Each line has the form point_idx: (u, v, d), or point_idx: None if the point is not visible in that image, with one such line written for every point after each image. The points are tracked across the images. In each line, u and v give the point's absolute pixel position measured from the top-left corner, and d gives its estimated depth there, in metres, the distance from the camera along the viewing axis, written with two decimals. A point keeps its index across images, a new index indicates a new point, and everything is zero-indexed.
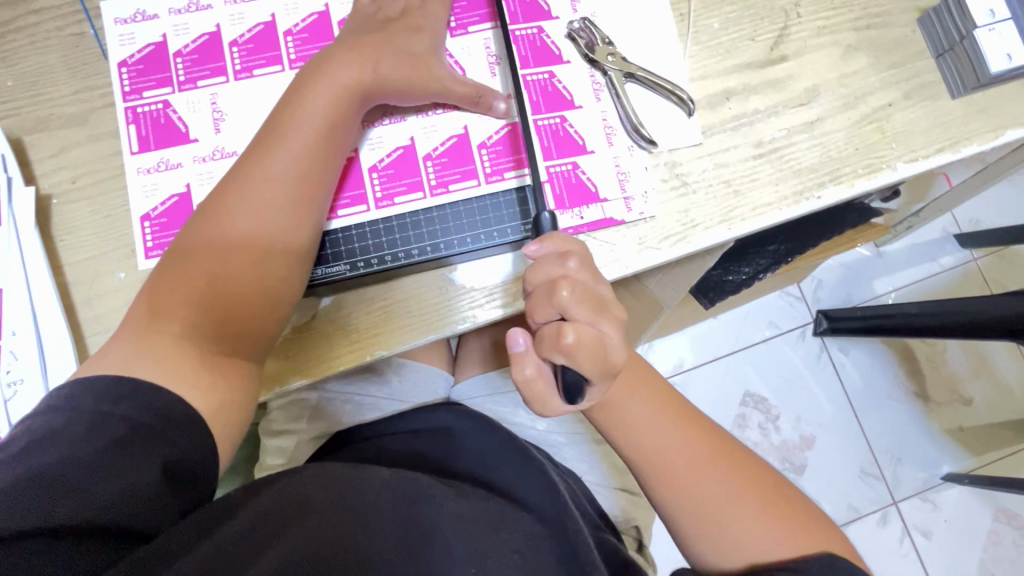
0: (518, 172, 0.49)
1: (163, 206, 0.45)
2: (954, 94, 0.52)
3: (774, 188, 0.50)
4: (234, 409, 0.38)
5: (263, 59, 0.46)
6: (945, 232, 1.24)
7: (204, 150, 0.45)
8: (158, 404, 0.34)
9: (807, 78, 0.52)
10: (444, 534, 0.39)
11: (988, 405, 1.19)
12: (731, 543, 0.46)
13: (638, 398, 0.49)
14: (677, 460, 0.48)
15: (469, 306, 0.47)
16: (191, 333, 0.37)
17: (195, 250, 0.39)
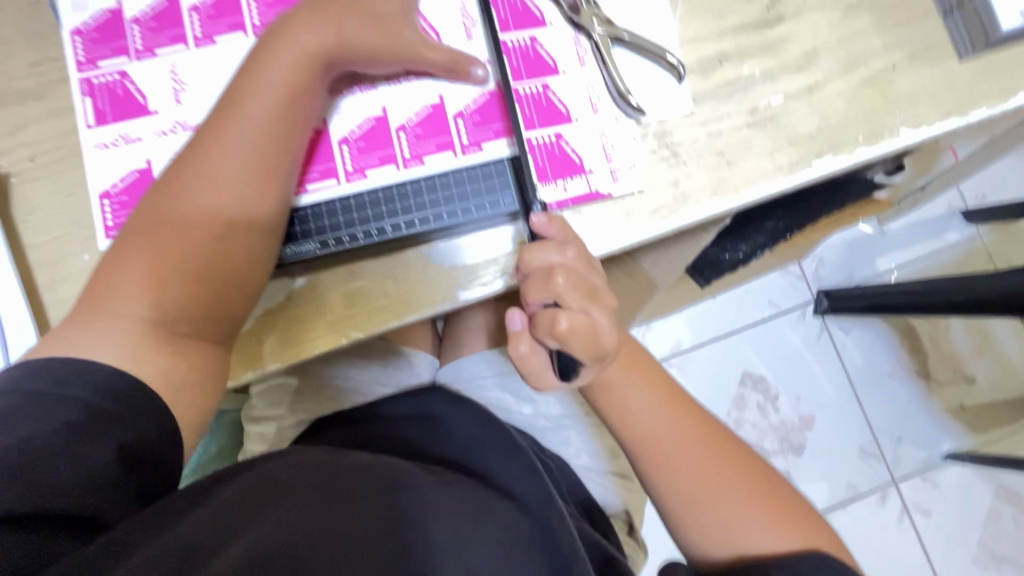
0: (497, 143, 0.46)
1: (123, 183, 0.43)
2: (961, 57, 0.49)
3: (769, 157, 0.48)
4: (199, 394, 0.37)
5: (224, 25, 0.44)
6: (950, 208, 1.21)
7: (164, 124, 0.44)
8: (114, 387, 0.33)
9: (806, 40, 0.49)
10: (422, 524, 0.37)
11: (991, 384, 1.17)
12: (723, 532, 0.44)
13: (633, 380, 0.48)
14: (672, 444, 0.46)
15: (449, 285, 0.45)
16: (151, 314, 0.36)
17: (151, 228, 0.37)
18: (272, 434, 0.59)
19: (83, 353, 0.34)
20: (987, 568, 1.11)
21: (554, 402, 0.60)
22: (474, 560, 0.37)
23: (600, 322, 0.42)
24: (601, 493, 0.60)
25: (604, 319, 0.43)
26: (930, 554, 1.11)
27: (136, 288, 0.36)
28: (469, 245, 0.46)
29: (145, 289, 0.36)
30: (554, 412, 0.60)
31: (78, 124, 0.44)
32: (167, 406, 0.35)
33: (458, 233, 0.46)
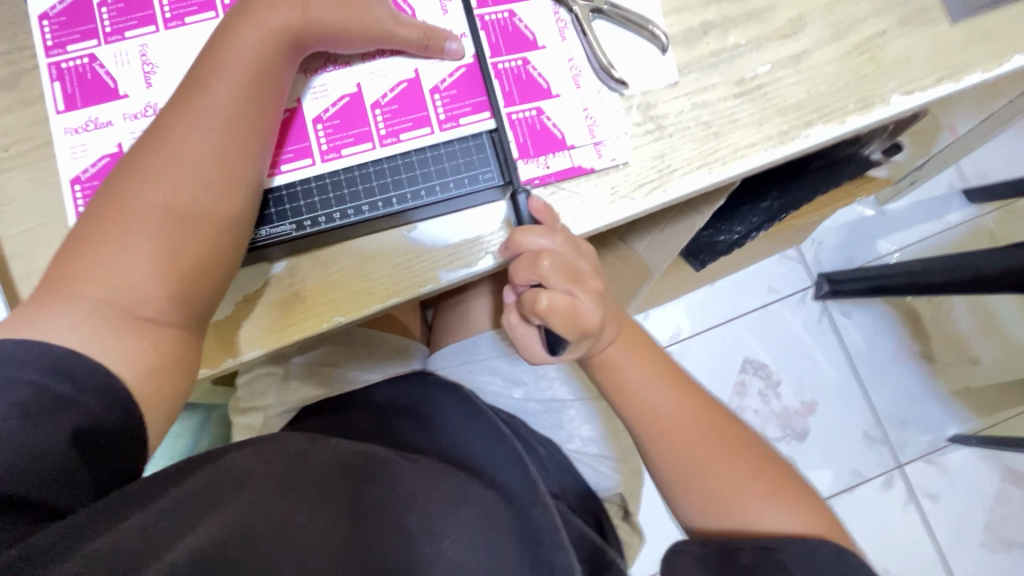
0: (476, 117, 0.46)
1: (93, 168, 0.43)
2: (954, 20, 0.48)
3: (757, 129, 0.47)
4: (167, 376, 0.36)
5: (194, 5, 0.44)
6: (951, 187, 1.19)
7: (135, 107, 0.43)
8: (73, 372, 0.32)
9: (793, 7, 0.48)
10: (396, 511, 0.38)
11: (997, 365, 1.15)
12: (725, 512, 0.43)
13: (635, 360, 0.47)
14: (674, 422, 0.45)
15: (431, 267, 0.45)
16: (116, 296, 0.35)
17: (114, 208, 0.36)
18: (257, 425, 0.59)
19: (40, 337, 0.33)
20: (998, 552, 1.09)
21: (545, 385, 0.59)
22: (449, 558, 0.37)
23: (583, 302, 0.42)
24: (595, 476, 0.59)
25: (587, 302, 0.42)
26: (938, 538, 1.10)
27: (101, 270, 0.35)
28: (452, 226, 0.45)
29: (112, 270, 0.35)
30: (545, 394, 0.59)
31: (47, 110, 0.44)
32: (129, 391, 0.34)
33: (441, 211, 0.45)
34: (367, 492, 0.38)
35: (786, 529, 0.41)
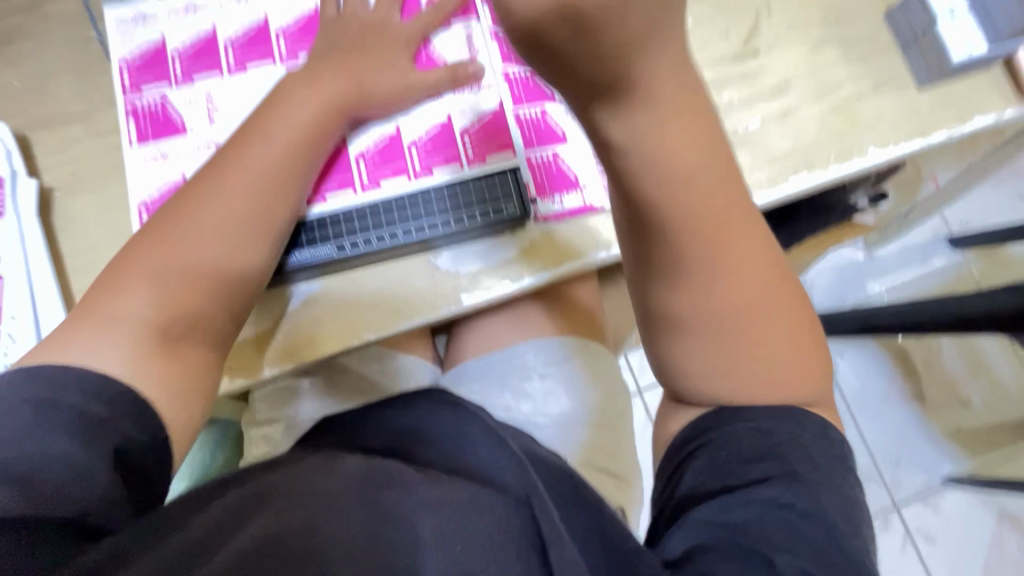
0: (503, 154, 0.51)
1: (160, 195, 0.48)
2: (921, 85, 0.54)
3: (747, 175, 0.52)
4: (195, 393, 0.40)
5: (254, 55, 0.50)
6: (935, 235, 1.26)
7: (201, 143, 0.49)
8: (114, 399, 0.36)
9: (779, 71, 0.55)
10: (409, 519, 0.34)
11: (987, 406, 1.19)
12: (736, 369, 0.37)
13: (679, 132, 0.32)
14: (711, 240, 0.35)
15: (454, 291, 0.50)
16: (149, 317, 0.39)
17: (158, 238, 0.41)
18: (274, 435, 0.63)
19: (81, 356, 0.36)
20: None
21: (553, 401, 0.61)
22: (460, 557, 0.33)
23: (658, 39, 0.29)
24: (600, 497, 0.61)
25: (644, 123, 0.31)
26: None
27: (138, 291, 0.40)
28: (474, 253, 0.51)
29: (149, 293, 0.40)
30: (553, 409, 0.61)
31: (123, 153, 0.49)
32: (159, 414, 0.38)
33: (462, 241, 0.50)
34: (382, 501, 0.35)
35: (790, 399, 0.38)
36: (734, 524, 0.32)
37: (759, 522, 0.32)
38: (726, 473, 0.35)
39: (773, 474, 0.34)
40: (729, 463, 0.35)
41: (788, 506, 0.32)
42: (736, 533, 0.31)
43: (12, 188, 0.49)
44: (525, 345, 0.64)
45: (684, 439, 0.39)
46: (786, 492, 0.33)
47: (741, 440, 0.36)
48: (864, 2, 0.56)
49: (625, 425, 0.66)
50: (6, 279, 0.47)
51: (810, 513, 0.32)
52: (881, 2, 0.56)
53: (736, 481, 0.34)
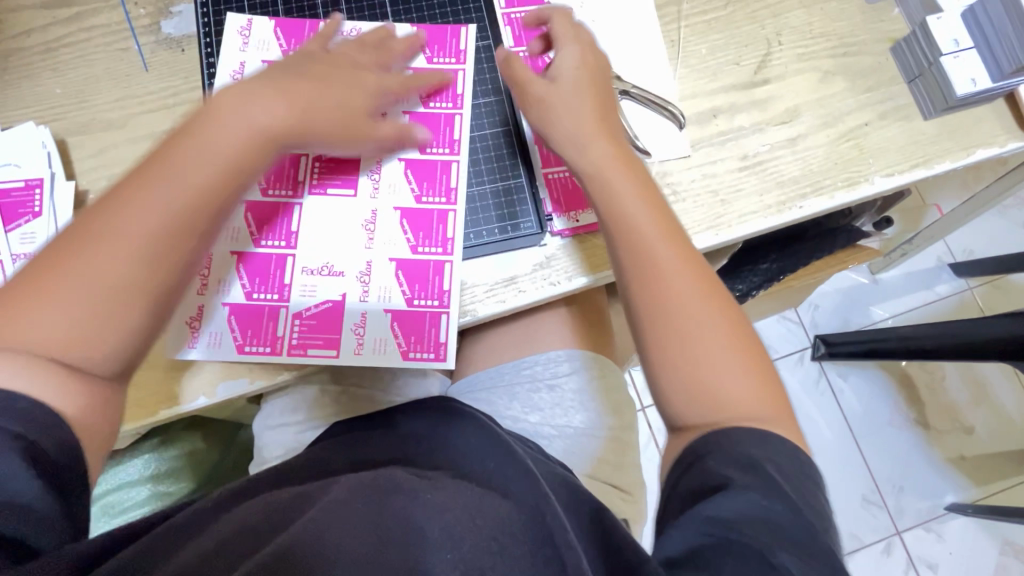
0: (460, 28, 0.57)
1: (314, 308, 0.51)
2: (926, 116, 0.56)
3: (758, 198, 0.54)
4: (99, 417, 0.36)
5: (338, 180, 0.53)
6: (939, 261, 1.27)
7: (315, 264, 0.51)
8: (35, 414, 0.32)
9: (788, 99, 0.57)
10: (420, 523, 0.36)
11: (990, 434, 1.19)
12: (689, 364, 0.39)
13: (620, 173, 0.45)
14: (655, 245, 0.42)
15: (470, 302, 0.52)
16: (59, 348, 0.34)
17: (59, 261, 0.35)
18: (284, 439, 0.64)
19: None
20: None
21: (561, 412, 0.63)
22: (468, 554, 0.35)
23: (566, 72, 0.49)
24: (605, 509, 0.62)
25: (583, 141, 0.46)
26: None
27: (47, 319, 0.34)
28: (489, 264, 0.53)
29: (58, 319, 0.34)
30: (561, 421, 0.62)
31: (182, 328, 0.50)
32: (69, 423, 0.34)
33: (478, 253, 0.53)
34: (386, 508, 0.37)
35: (750, 404, 0.38)
36: (729, 524, 0.31)
37: (754, 523, 0.31)
38: (711, 476, 0.34)
39: (763, 480, 0.33)
40: (718, 467, 0.34)
41: (774, 510, 0.31)
42: (732, 535, 0.30)
43: (50, 189, 0.51)
44: (535, 356, 0.65)
45: (682, 453, 0.37)
46: (771, 495, 0.32)
47: (726, 449, 0.35)
48: (871, 35, 0.58)
49: (632, 439, 0.67)
50: None
51: (793, 514, 0.31)
52: (889, 37, 0.58)
53: (720, 482, 0.33)
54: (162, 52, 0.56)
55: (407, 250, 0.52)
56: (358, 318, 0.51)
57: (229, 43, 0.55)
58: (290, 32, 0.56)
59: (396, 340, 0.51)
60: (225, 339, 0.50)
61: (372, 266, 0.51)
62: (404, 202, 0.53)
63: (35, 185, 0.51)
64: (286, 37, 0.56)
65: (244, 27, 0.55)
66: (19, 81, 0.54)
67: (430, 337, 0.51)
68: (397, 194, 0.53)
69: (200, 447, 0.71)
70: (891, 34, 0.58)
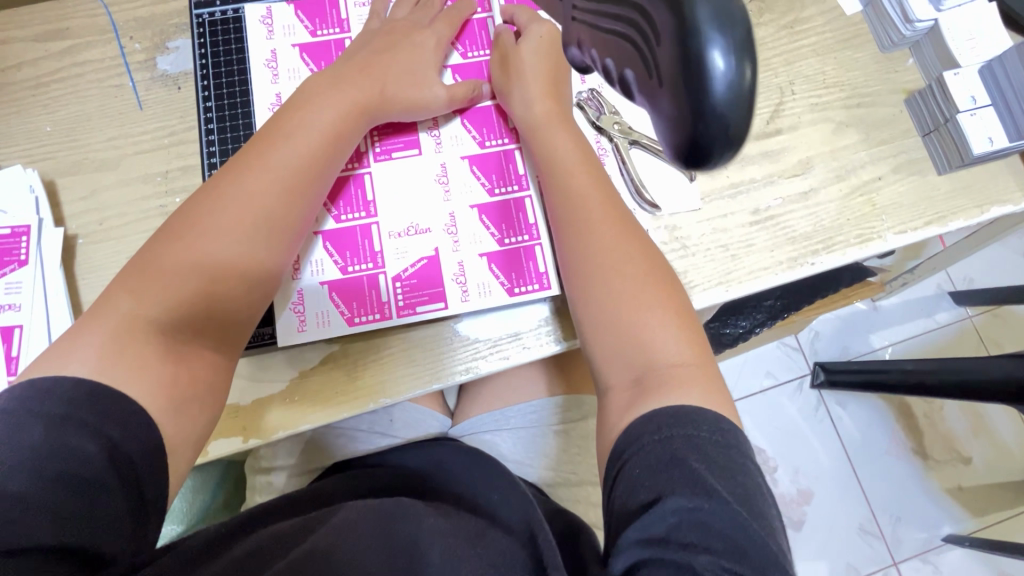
0: None
1: (412, 268, 0.50)
2: (939, 171, 0.55)
3: (769, 254, 0.53)
4: (196, 410, 0.39)
5: (401, 142, 0.52)
6: (940, 289, 1.26)
7: (400, 227, 0.51)
8: (121, 416, 0.35)
9: (801, 151, 0.55)
10: (424, 545, 0.40)
11: (988, 466, 1.18)
12: (624, 327, 0.43)
13: (567, 145, 0.48)
14: (598, 218, 0.46)
15: (472, 357, 0.51)
16: (160, 314, 0.38)
17: (171, 238, 0.41)
18: (281, 483, 0.62)
19: (70, 371, 0.35)
20: None
21: (565, 462, 0.62)
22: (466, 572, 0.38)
23: (531, 47, 0.50)
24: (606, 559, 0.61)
25: (534, 112, 0.49)
26: None
27: (156, 285, 0.39)
28: (496, 317, 0.51)
29: (163, 285, 0.39)
30: (563, 469, 0.62)
31: (289, 315, 0.49)
32: (160, 428, 0.36)
33: (482, 313, 0.51)
34: (397, 527, 0.41)
35: (665, 362, 0.42)
36: (657, 539, 0.34)
37: (678, 531, 0.34)
38: (637, 487, 0.36)
39: (683, 484, 0.35)
40: (643, 478, 0.36)
41: (698, 509, 0.34)
42: (661, 548, 0.34)
43: (38, 236, 0.49)
44: (538, 402, 0.63)
45: (613, 454, 0.40)
46: (693, 497, 0.35)
47: (647, 451, 0.37)
48: (885, 86, 0.57)
49: None
50: (26, 327, 0.47)
51: (717, 509, 0.35)
52: (902, 87, 0.57)
53: (647, 496, 0.36)
54: (157, 89, 0.54)
55: (485, 194, 0.52)
56: (457, 267, 0.51)
57: (253, 34, 0.53)
58: (312, 12, 0.54)
59: (498, 280, 0.51)
60: (333, 317, 0.49)
61: (457, 217, 0.51)
62: (468, 150, 0.53)
63: (21, 233, 0.48)
64: (310, 17, 0.54)
65: (265, 16, 0.54)
66: (9, 118, 0.52)
67: (530, 270, 0.51)
68: (460, 144, 0.53)
69: (192, 490, 0.68)
70: (904, 85, 0.57)
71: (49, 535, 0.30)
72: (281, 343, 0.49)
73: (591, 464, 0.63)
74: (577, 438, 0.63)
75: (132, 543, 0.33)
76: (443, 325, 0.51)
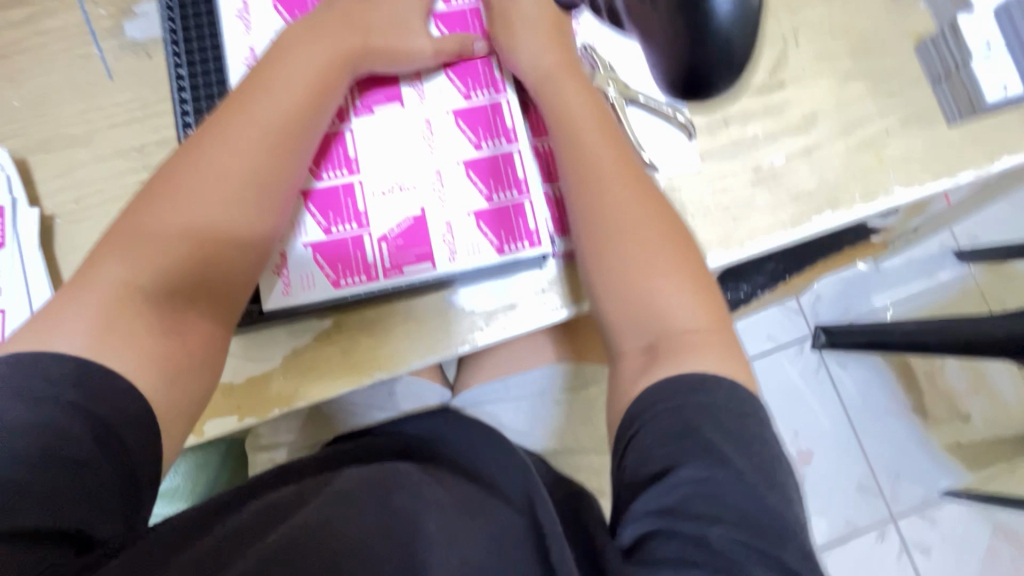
0: None
1: (398, 227, 0.48)
2: (950, 122, 0.53)
3: (772, 213, 0.51)
4: (188, 383, 0.38)
5: (382, 97, 0.49)
6: (944, 248, 1.24)
7: (384, 185, 0.48)
8: (108, 393, 0.34)
9: (805, 104, 0.53)
10: (419, 513, 0.39)
11: (986, 421, 1.19)
12: (639, 292, 0.42)
13: (582, 104, 0.46)
14: (615, 179, 0.44)
15: (468, 329, 0.50)
16: (149, 280, 0.37)
17: (155, 200, 0.39)
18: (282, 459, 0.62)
19: (53, 346, 0.34)
20: None
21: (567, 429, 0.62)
22: (464, 551, 0.37)
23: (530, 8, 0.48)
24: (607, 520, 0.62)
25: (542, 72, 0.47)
26: None
27: (141, 249, 0.37)
28: (490, 286, 0.50)
29: (150, 250, 0.37)
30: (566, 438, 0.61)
31: (273, 280, 0.46)
32: (152, 404, 0.35)
33: (477, 280, 0.49)
34: (393, 498, 0.40)
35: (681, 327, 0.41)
36: (668, 509, 0.34)
37: (691, 501, 0.34)
38: (650, 458, 0.36)
39: (696, 454, 0.35)
40: (654, 449, 0.36)
41: (710, 479, 0.34)
42: (672, 520, 0.33)
43: (13, 217, 0.47)
44: (539, 372, 0.63)
45: (624, 424, 0.39)
46: (706, 466, 0.34)
47: (659, 421, 0.37)
48: (895, 32, 0.54)
49: None
50: (8, 312, 0.46)
51: (730, 479, 0.34)
52: (913, 33, 0.54)
53: (659, 466, 0.35)
54: (127, 58, 0.51)
55: (472, 149, 0.49)
56: (445, 226, 0.48)
57: None
58: None
59: (488, 239, 0.48)
60: (318, 279, 0.47)
61: (443, 174, 0.49)
62: (455, 103, 0.50)
63: None
64: None
65: None
66: None
67: (520, 227, 0.48)
68: (445, 97, 0.50)
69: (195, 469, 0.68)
70: (915, 30, 0.54)
71: (36, 521, 0.30)
72: (265, 310, 0.46)
73: (593, 433, 0.63)
74: (577, 406, 0.63)
75: (125, 521, 0.33)
76: (434, 286, 0.49)
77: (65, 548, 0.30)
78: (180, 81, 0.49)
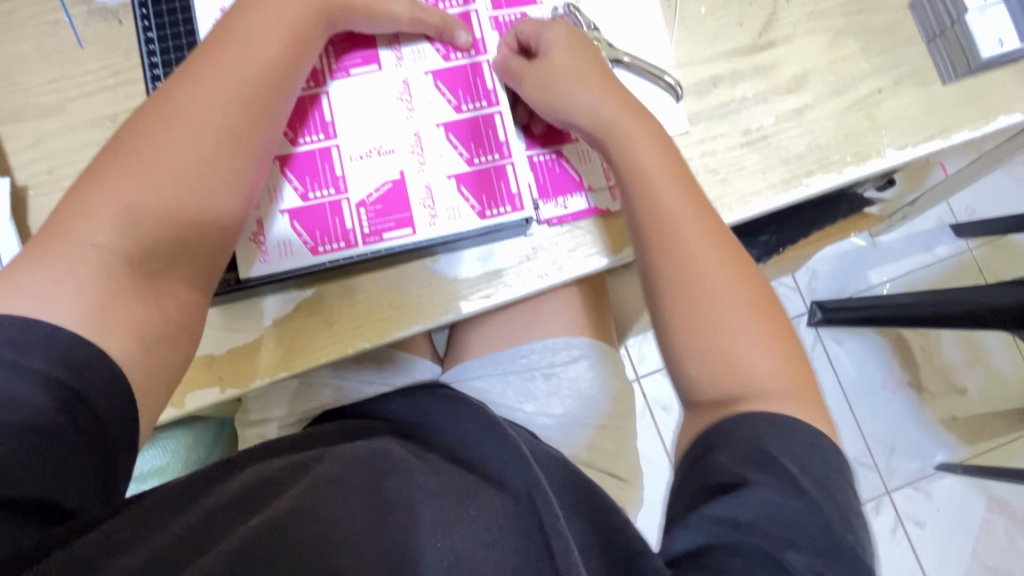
0: None
1: (376, 192, 0.47)
2: (944, 81, 0.51)
3: (762, 176, 0.50)
4: (162, 351, 0.37)
5: (359, 58, 0.48)
6: (941, 222, 1.23)
7: (361, 150, 0.47)
8: (75, 359, 0.33)
9: (796, 65, 0.52)
10: (413, 508, 0.38)
11: (982, 395, 1.19)
12: (731, 360, 0.39)
13: (651, 153, 0.43)
14: (692, 231, 0.41)
15: (452, 297, 0.49)
16: (120, 241, 0.36)
17: (123, 157, 0.37)
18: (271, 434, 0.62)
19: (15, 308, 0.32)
20: None
21: (557, 402, 0.61)
22: (458, 547, 0.36)
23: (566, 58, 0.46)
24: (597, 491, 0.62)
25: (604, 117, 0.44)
26: (923, 562, 1.12)
27: (109, 208, 0.36)
28: (474, 254, 0.49)
29: (118, 209, 0.36)
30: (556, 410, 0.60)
31: (248, 246, 0.45)
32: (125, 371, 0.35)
33: (460, 248, 0.49)
34: (385, 487, 0.39)
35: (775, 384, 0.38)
36: (740, 524, 0.32)
37: (766, 521, 0.32)
38: (722, 472, 0.34)
39: (775, 478, 0.33)
40: (730, 465, 0.35)
41: (784, 504, 0.32)
42: (741, 533, 0.32)
43: None
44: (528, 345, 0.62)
45: (699, 446, 0.38)
46: (784, 491, 0.33)
47: (738, 445, 0.36)
48: None
49: (626, 425, 0.65)
50: None
51: (807, 509, 0.32)
52: None
53: (732, 480, 0.34)
54: (97, 24, 0.49)
55: (451, 111, 0.48)
56: (425, 190, 0.47)
57: None
58: None
59: (469, 203, 0.47)
60: (295, 246, 0.46)
61: (422, 137, 0.47)
62: (433, 65, 0.49)
63: None
64: None
65: None
66: None
67: (502, 190, 0.47)
68: (423, 58, 0.48)
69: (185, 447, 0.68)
70: None
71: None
72: (241, 278, 0.45)
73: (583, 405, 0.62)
74: (567, 379, 0.62)
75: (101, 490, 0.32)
76: (416, 253, 0.48)
77: (35, 519, 0.29)
78: (149, 46, 0.47)
